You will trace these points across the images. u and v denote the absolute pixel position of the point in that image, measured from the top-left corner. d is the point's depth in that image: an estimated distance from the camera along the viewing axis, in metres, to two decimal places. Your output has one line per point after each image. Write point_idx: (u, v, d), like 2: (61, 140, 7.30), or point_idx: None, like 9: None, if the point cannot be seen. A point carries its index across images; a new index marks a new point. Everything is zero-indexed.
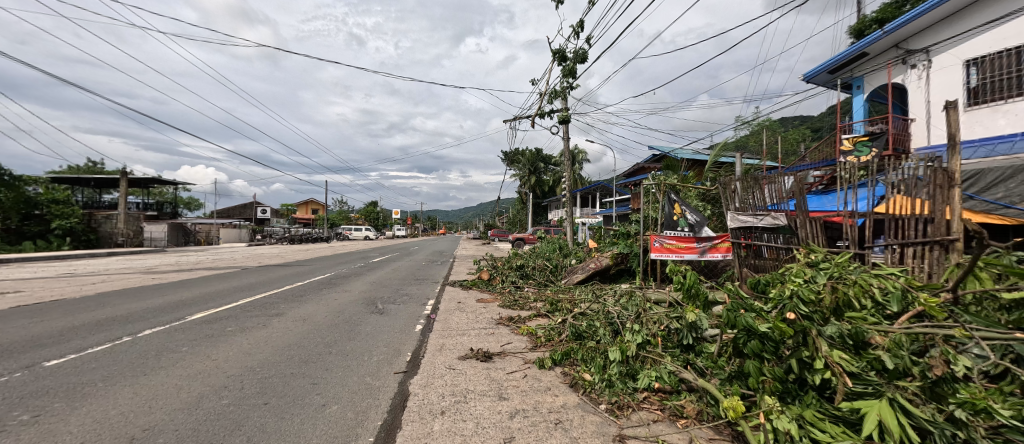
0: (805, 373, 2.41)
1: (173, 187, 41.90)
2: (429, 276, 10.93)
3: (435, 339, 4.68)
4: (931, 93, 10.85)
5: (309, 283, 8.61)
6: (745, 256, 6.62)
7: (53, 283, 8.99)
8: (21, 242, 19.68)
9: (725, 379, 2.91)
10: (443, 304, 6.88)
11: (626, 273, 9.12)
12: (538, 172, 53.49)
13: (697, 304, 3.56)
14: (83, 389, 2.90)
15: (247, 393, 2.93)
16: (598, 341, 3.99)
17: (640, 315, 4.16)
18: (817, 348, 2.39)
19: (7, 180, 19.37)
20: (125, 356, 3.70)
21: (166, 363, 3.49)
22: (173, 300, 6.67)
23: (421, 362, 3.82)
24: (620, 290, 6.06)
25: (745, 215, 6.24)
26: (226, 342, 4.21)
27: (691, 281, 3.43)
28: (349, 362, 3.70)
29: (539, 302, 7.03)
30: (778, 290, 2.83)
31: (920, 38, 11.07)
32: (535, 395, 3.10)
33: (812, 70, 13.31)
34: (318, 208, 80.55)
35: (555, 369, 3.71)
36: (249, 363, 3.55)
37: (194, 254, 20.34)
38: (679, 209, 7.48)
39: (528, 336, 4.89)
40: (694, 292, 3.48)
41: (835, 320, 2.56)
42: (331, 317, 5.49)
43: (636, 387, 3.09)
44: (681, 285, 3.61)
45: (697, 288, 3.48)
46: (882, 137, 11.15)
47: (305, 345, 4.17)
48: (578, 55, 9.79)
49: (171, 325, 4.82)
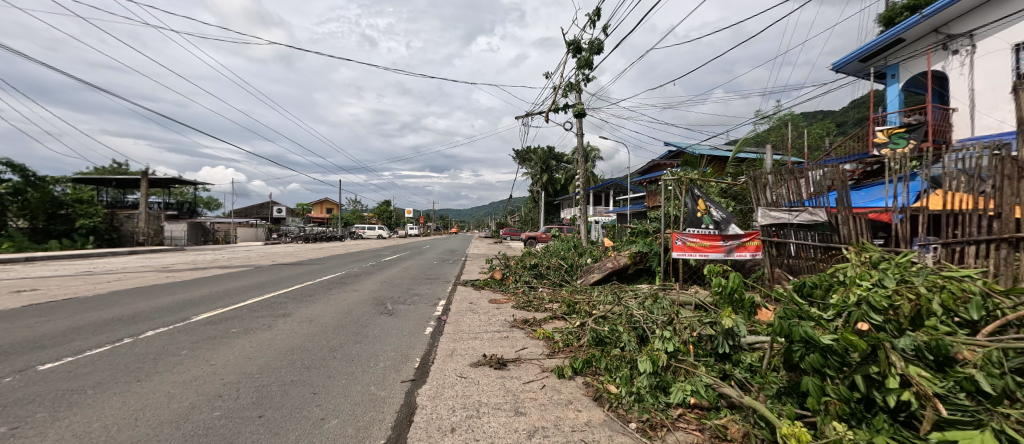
0: (877, 393, 2.04)
1: (193, 187, 42.91)
2: (441, 275, 10.71)
3: (445, 343, 4.41)
4: (975, 80, 10.11)
5: (319, 282, 8.46)
6: (778, 255, 6.15)
7: (70, 281, 9.07)
8: (47, 241, 20.28)
9: (773, 396, 2.55)
10: (455, 305, 6.62)
11: (645, 273, 8.72)
12: (550, 170, 52.98)
13: (737, 310, 3.27)
14: (70, 397, 2.70)
15: (241, 404, 2.69)
16: (623, 348, 3.66)
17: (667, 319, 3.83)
18: (893, 365, 2.01)
19: (34, 180, 19.94)
20: (122, 359, 3.52)
21: (162, 369, 3.29)
22: (182, 299, 6.57)
23: (430, 369, 3.55)
24: (642, 292, 5.69)
25: (778, 210, 5.71)
26: (227, 345, 4.01)
27: (734, 285, 3.12)
28: (353, 369, 3.45)
29: (554, 304, 6.69)
30: (839, 295, 2.43)
31: (962, 22, 10.32)
32: (555, 409, 2.78)
33: (841, 60, 12.62)
34: (332, 207, 81.72)
35: (576, 379, 3.38)
36: (247, 370, 3.32)
37: (210, 252, 20.62)
38: (704, 205, 7.03)
39: (544, 340, 4.58)
40: (737, 298, 3.18)
41: (911, 331, 2.17)
42: (338, 318, 5.28)
43: (670, 403, 2.75)
44: (720, 288, 3.32)
45: (739, 295, 3.19)
46: (920, 129, 10.45)
47: (309, 349, 3.94)
48: (594, 46, 9.42)
49: (174, 326, 4.66)
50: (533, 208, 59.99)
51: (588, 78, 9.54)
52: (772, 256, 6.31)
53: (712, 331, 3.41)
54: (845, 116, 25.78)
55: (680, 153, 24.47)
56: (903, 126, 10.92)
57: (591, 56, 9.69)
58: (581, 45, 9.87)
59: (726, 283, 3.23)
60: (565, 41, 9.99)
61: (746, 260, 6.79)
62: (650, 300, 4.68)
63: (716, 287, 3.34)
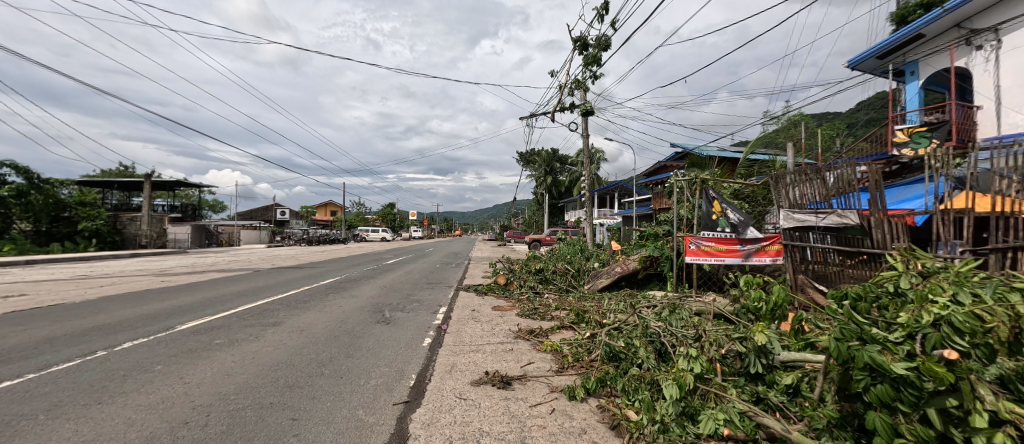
0: (962, 435, 1.68)
1: (197, 190, 42.98)
2: (443, 280, 10.37)
3: (445, 356, 4.05)
4: (1001, 77, 9.63)
5: (316, 287, 8.15)
6: (803, 261, 5.84)
7: (62, 286, 8.82)
8: (50, 244, 20.19)
9: (822, 430, 2.18)
10: (456, 312, 6.28)
11: (656, 278, 8.33)
12: (554, 172, 52.59)
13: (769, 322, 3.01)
14: (15, 425, 2.38)
15: (209, 433, 2.36)
16: (640, 366, 3.30)
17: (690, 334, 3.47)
18: (984, 402, 1.66)
19: (38, 182, 19.84)
20: (88, 376, 3.20)
21: (130, 388, 2.97)
22: (171, 305, 6.27)
23: (426, 388, 3.21)
24: (657, 300, 5.33)
25: (802, 212, 5.33)
26: (207, 359, 3.69)
27: (780, 298, 2.83)
28: (341, 388, 3.11)
29: (561, 312, 6.33)
30: (902, 312, 2.08)
31: (986, 16, 9.85)
32: (568, 441, 2.41)
33: (857, 57, 12.18)
34: (336, 210, 81.82)
35: (589, 401, 3.01)
36: (223, 390, 2.99)
37: (211, 255, 20.40)
38: (720, 206, 6.61)
39: (552, 354, 4.23)
40: (781, 314, 2.91)
41: (998, 358, 1.81)
42: (332, 328, 4.95)
43: (699, 435, 2.35)
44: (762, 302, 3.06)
45: (784, 311, 2.91)
46: (943, 127, 9.97)
47: (296, 364, 3.60)
48: (601, 42, 9.10)
49: (155, 337, 4.34)
50: (537, 211, 59.59)
51: (595, 75, 9.20)
52: (795, 261, 6.00)
53: (742, 349, 3.07)
54: (857, 116, 25.16)
55: (686, 154, 24.02)
56: (923, 125, 10.46)
57: (598, 53, 9.36)
58: (588, 41, 9.55)
59: (771, 297, 2.94)
60: (571, 38, 9.68)
61: (765, 265, 6.37)
62: (666, 309, 4.34)
63: (756, 302, 3.12)
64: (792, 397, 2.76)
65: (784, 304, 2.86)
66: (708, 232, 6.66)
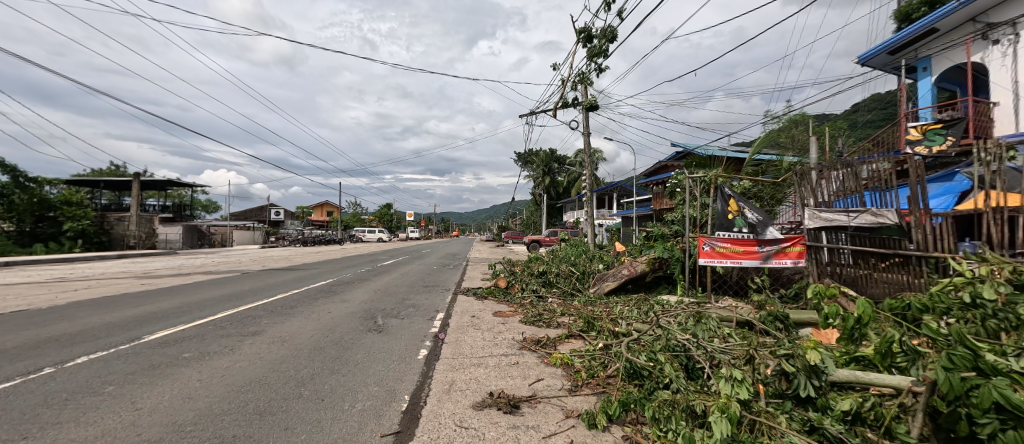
0: None
1: (190, 189, 42.27)
2: (440, 282, 9.90)
3: (442, 372, 3.59)
4: (1019, 72, 9.29)
5: (306, 291, 7.67)
6: (830, 263, 5.39)
7: (34, 289, 8.29)
8: (33, 244, 19.54)
9: None
10: (455, 319, 5.81)
11: (665, 281, 7.93)
12: (553, 172, 52.19)
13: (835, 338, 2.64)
14: None
15: None
16: (669, 386, 2.87)
17: (736, 354, 3.04)
18: None
19: (22, 181, 19.21)
20: (22, 401, 2.72)
21: (68, 417, 2.50)
22: (145, 311, 5.78)
23: (421, 414, 2.75)
24: (676, 307, 4.93)
25: (830, 211, 4.92)
26: (169, 378, 3.21)
27: (865, 315, 2.41)
28: (321, 416, 2.64)
29: (568, 318, 5.89)
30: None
31: (1003, 9, 9.51)
32: None
33: (867, 52, 11.85)
34: (332, 210, 81.10)
35: (612, 430, 2.58)
36: (179, 419, 2.52)
37: (201, 256, 19.80)
38: (736, 205, 6.15)
39: (562, 368, 3.79)
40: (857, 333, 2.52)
41: None
42: (318, 338, 4.48)
43: None
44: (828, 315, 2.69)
45: (865, 331, 2.53)
46: (959, 124, 9.60)
47: (271, 384, 3.14)
48: (606, 33, 8.70)
49: (116, 350, 3.86)
50: (535, 211, 59.17)
51: (600, 68, 8.79)
52: (818, 263, 5.59)
53: (790, 369, 2.62)
54: (859, 116, 24.90)
55: (688, 153, 23.66)
56: (939, 121, 10.09)
57: (604, 44, 8.95)
58: (592, 33, 9.15)
59: (851, 313, 2.55)
60: (575, 29, 9.27)
61: (785, 268, 5.94)
62: (698, 317, 3.98)
63: (830, 317, 2.67)
64: (851, 426, 2.33)
65: (868, 322, 2.46)
66: (723, 232, 6.21)
